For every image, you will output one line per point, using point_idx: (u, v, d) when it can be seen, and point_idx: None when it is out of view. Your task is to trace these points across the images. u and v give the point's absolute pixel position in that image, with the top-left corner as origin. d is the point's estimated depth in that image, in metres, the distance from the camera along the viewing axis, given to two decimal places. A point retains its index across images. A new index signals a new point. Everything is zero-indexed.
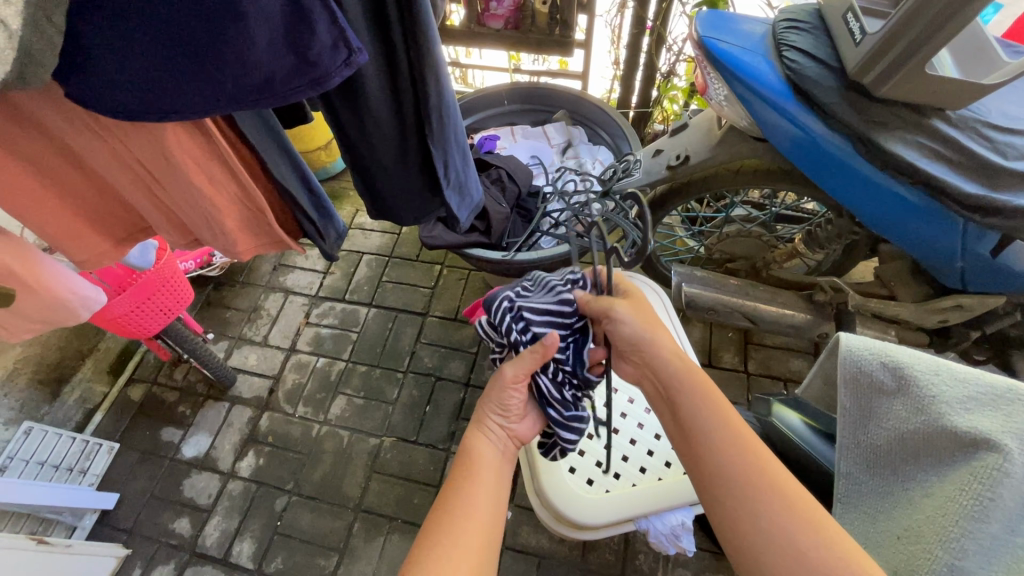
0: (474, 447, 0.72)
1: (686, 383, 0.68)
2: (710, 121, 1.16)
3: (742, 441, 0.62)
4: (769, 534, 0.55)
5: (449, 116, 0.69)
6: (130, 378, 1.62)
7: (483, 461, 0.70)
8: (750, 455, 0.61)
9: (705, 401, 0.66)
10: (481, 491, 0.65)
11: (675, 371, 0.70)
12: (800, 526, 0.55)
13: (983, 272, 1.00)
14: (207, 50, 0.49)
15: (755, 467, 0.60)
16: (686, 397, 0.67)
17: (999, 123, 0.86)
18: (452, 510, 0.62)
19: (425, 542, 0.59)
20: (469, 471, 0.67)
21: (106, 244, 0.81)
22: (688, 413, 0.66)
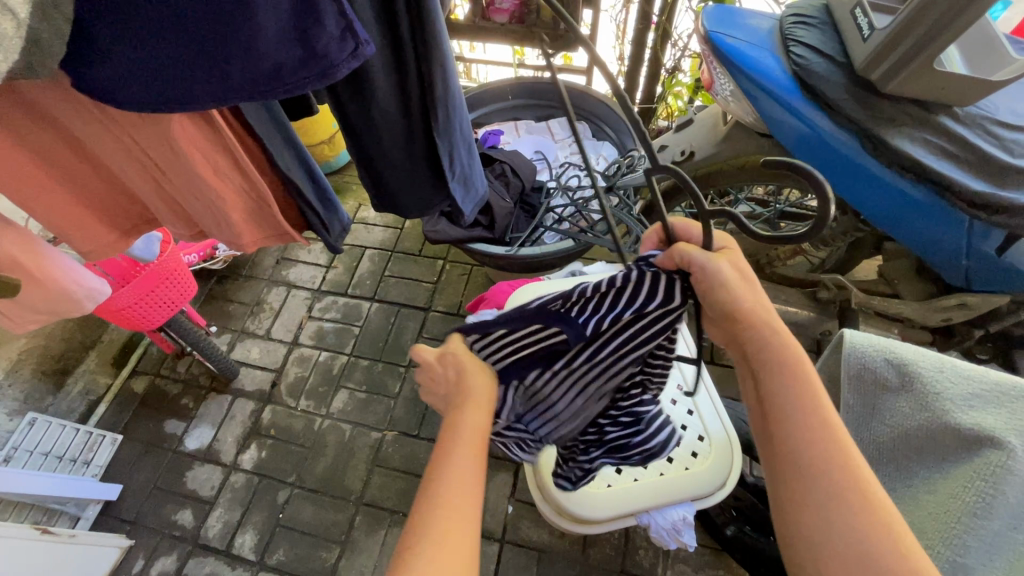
0: (463, 420, 0.58)
1: (780, 357, 0.58)
2: (715, 116, 1.16)
3: (824, 429, 0.54)
4: (837, 542, 0.50)
5: (454, 109, 0.69)
6: (133, 370, 1.62)
7: (469, 434, 0.57)
8: (829, 449, 0.53)
9: (793, 381, 0.57)
10: (468, 474, 0.54)
11: (768, 344, 0.58)
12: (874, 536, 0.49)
13: (987, 270, 0.99)
14: (215, 40, 0.49)
15: (832, 462, 0.52)
16: (776, 373, 0.57)
17: (1007, 121, 0.86)
18: (438, 502, 0.51)
19: (410, 540, 0.49)
20: (451, 449, 0.56)
21: (111, 236, 0.81)
22: (769, 388, 0.57)
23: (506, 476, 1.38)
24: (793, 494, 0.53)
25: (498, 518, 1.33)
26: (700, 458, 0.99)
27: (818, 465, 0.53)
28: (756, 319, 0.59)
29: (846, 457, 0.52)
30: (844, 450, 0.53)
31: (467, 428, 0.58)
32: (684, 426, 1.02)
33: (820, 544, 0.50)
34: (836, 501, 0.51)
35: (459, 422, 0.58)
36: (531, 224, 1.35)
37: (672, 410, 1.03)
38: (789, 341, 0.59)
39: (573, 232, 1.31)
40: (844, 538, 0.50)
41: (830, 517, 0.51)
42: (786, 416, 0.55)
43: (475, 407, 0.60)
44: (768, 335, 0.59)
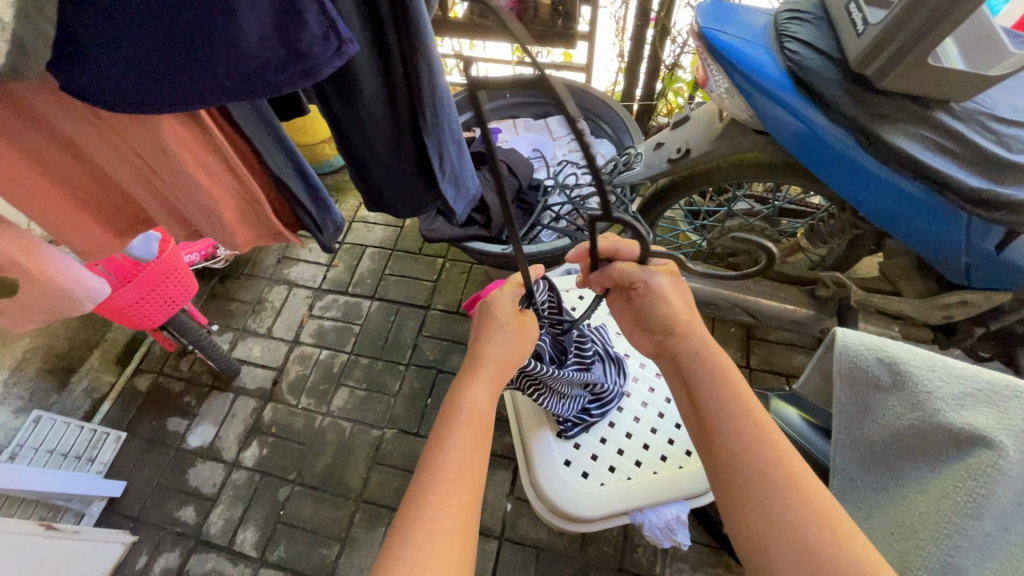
0: (469, 400, 0.65)
1: (712, 366, 0.67)
2: (711, 114, 1.15)
3: (764, 435, 0.59)
4: (788, 543, 0.52)
5: (443, 109, 0.69)
6: (137, 369, 1.64)
7: (471, 413, 0.63)
8: (769, 451, 0.58)
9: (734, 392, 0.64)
10: (467, 456, 0.59)
11: (698, 354, 0.69)
12: (816, 530, 0.52)
13: (987, 267, 0.98)
14: (197, 41, 0.49)
15: (771, 464, 0.57)
16: (719, 385, 0.65)
17: (1005, 116, 0.84)
18: (437, 481, 0.56)
19: (402, 527, 0.53)
20: (451, 430, 0.61)
21: (107, 236, 0.82)
22: (714, 397, 0.64)
23: (505, 473, 1.39)
24: (743, 499, 0.56)
25: (497, 515, 1.33)
26: (694, 456, 0.99)
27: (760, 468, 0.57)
28: (685, 330, 0.71)
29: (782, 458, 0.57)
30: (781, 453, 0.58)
31: (471, 406, 0.64)
32: (677, 424, 1.02)
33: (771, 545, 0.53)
34: (779, 500, 0.55)
35: (465, 400, 0.65)
36: (528, 223, 1.35)
37: (666, 409, 1.04)
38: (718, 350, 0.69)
39: (570, 230, 1.31)
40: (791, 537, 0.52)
41: (778, 517, 0.54)
42: (733, 424, 0.61)
43: (485, 381, 0.68)
44: (699, 343, 0.70)
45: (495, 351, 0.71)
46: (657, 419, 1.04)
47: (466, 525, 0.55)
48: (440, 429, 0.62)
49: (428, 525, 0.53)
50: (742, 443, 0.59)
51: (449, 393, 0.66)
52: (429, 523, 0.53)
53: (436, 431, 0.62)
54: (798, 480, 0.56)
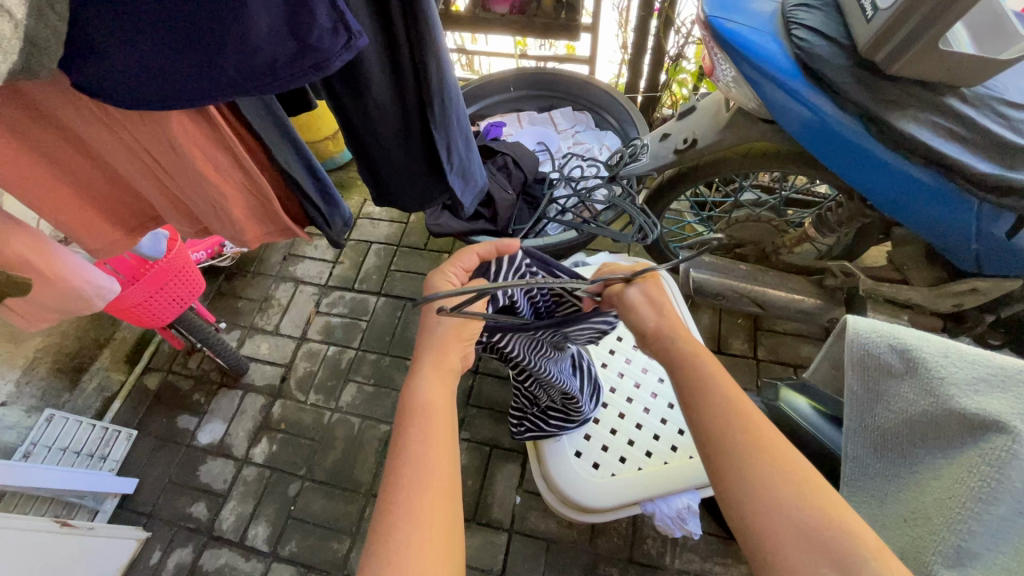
0: (424, 397, 0.65)
1: (685, 354, 0.69)
2: (718, 103, 1.14)
3: (742, 413, 0.61)
4: (779, 527, 0.52)
5: (451, 102, 0.69)
6: (146, 367, 1.66)
7: (429, 409, 0.64)
8: (746, 440, 0.58)
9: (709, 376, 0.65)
10: (429, 454, 0.60)
11: (676, 346, 0.71)
12: (797, 501, 0.53)
13: (997, 254, 0.98)
14: (209, 36, 0.49)
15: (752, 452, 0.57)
16: (694, 370, 0.67)
17: (1017, 101, 0.84)
18: (404, 483, 0.57)
19: (377, 536, 0.54)
20: (413, 430, 0.62)
21: (117, 233, 0.82)
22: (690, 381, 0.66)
23: (514, 467, 1.39)
24: (723, 479, 0.57)
25: (506, 508, 1.34)
26: None
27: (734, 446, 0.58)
28: (661, 331, 0.73)
29: (757, 433, 0.59)
30: (756, 428, 0.59)
31: (425, 405, 0.64)
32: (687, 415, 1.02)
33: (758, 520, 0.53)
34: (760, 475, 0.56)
35: (423, 397, 0.65)
36: (534, 216, 1.34)
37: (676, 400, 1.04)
38: (694, 343, 0.71)
39: (576, 223, 1.30)
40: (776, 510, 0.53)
41: (767, 506, 0.54)
42: (703, 408, 0.63)
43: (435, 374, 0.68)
44: (676, 333, 0.72)
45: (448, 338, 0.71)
46: (667, 410, 1.04)
47: (443, 519, 0.56)
48: (404, 429, 0.62)
49: (400, 528, 0.54)
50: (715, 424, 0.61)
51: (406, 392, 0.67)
52: (400, 526, 0.54)
53: (399, 432, 0.62)
54: (774, 452, 0.57)
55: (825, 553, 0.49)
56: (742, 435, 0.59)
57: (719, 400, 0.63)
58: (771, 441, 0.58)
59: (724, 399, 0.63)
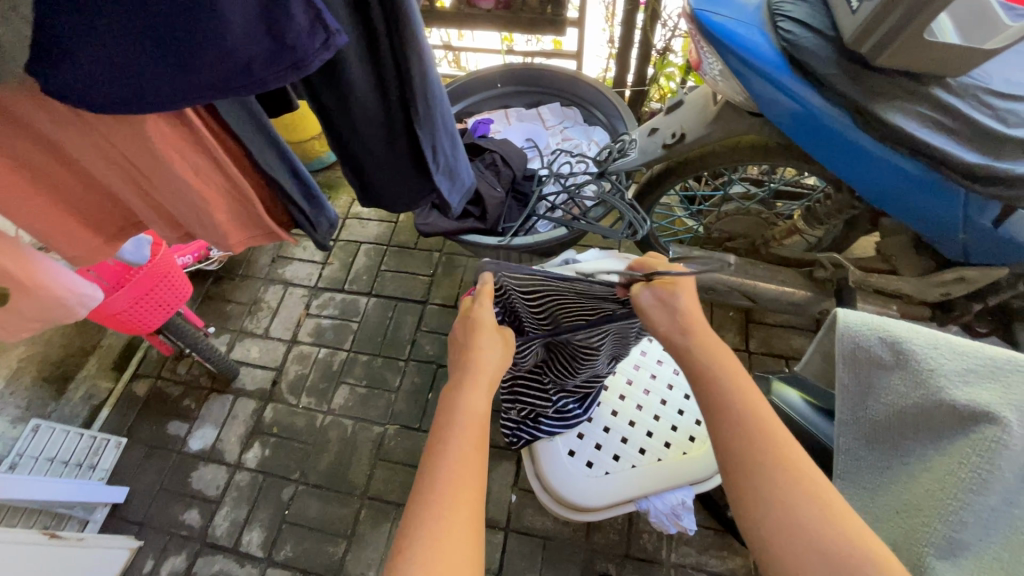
0: (459, 403, 0.65)
1: (699, 350, 0.69)
2: (705, 96, 1.13)
3: (757, 419, 0.61)
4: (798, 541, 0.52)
5: (435, 101, 0.68)
6: (135, 374, 1.63)
7: (466, 415, 0.63)
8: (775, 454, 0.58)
9: (722, 380, 0.65)
10: (464, 455, 0.59)
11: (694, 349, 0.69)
12: (808, 510, 0.53)
13: (987, 242, 0.99)
14: (183, 37, 0.48)
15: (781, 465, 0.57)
16: (707, 371, 0.67)
17: (1001, 90, 0.84)
18: (436, 486, 0.56)
19: (405, 540, 0.52)
20: (446, 435, 0.61)
21: (97, 240, 0.80)
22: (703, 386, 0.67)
23: (509, 465, 1.39)
24: (741, 484, 0.58)
25: (502, 507, 1.34)
26: (698, 442, 0.99)
27: (750, 454, 0.59)
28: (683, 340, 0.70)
29: (771, 439, 0.59)
30: (771, 434, 0.60)
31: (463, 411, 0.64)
32: (680, 411, 1.02)
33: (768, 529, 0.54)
34: (770, 482, 0.56)
35: (455, 404, 0.65)
36: (523, 213, 1.33)
37: (668, 396, 1.04)
38: (713, 339, 0.70)
39: (566, 220, 1.30)
40: (787, 518, 0.54)
41: (788, 519, 0.54)
42: (717, 413, 0.63)
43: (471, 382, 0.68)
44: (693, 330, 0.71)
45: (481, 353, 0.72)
46: (660, 406, 1.04)
47: (473, 523, 0.55)
48: (435, 437, 0.62)
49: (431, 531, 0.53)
50: (729, 431, 0.61)
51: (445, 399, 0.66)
52: (432, 529, 0.53)
53: (432, 439, 0.62)
54: (791, 462, 0.57)
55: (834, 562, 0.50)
56: (758, 441, 0.59)
57: (737, 405, 0.63)
58: (786, 449, 0.59)
59: (740, 406, 0.63)
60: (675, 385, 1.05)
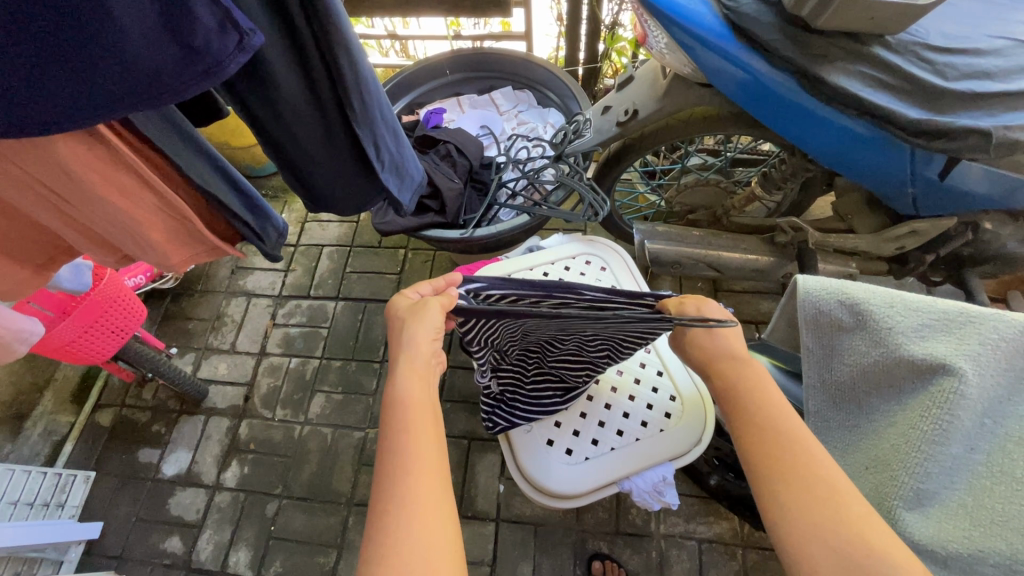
0: (398, 395, 0.63)
1: (723, 362, 0.71)
2: (654, 70, 1.12)
3: (775, 424, 0.62)
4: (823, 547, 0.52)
5: (370, 95, 0.65)
6: (97, 405, 1.56)
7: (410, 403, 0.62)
8: (789, 451, 0.59)
9: (736, 386, 0.68)
10: (417, 445, 0.58)
11: (728, 354, 0.72)
12: (818, 508, 0.54)
13: (931, 195, 1.03)
14: (78, 47, 0.44)
15: (797, 463, 0.58)
16: (726, 380, 0.69)
17: (938, 44, 0.85)
18: (399, 481, 0.55)
19: (373, 546, 0.51)
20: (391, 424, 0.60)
21: (25, 271, 0.76)
22: (723, 398, 0.69)
23: (494, 456, 1.38)
24: (761, 488, 0.59)
25: (491, 498, 1.34)
26: (674, 417, 1.00)
27: (761, 457, 0.61)
28: (719, 357, 0.72)
29: (779, 436, 0.61)
30: (780, 431, 0.61)
31: (405, 401, 0.63)
32: (654, 389, 1.04)
33: (783, 530, 0.55)
34: (781, 480, 0.57)
35: (394, 396, 0.63)
36: (484, 203, 1.31)
37: (641, 374, 1.05)
38: (743, 354, 0.72)
39: (528, 206, 1.28)
40: (796, 518, 0.55)
41: (803, 521, 0.54)
42: (733, 421, 0.66)
43: (404, 369, 0.66)
44: (724, 351, 0.72)
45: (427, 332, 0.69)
46: (634, 385, 1.04)
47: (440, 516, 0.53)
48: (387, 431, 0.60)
49: (396, 532, 0.51)
50: (744, 436, 0.63)
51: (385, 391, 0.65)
52: (393, 527, 0.52)
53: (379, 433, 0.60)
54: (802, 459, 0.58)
55: (845, 559, 0.50)
56: (767, 439, 0.61)
57: (748, 411, 0.65)
58: (797, 444, 0.59)
59: (751, 411, 0.65)
60: (647, 363, 1.07)
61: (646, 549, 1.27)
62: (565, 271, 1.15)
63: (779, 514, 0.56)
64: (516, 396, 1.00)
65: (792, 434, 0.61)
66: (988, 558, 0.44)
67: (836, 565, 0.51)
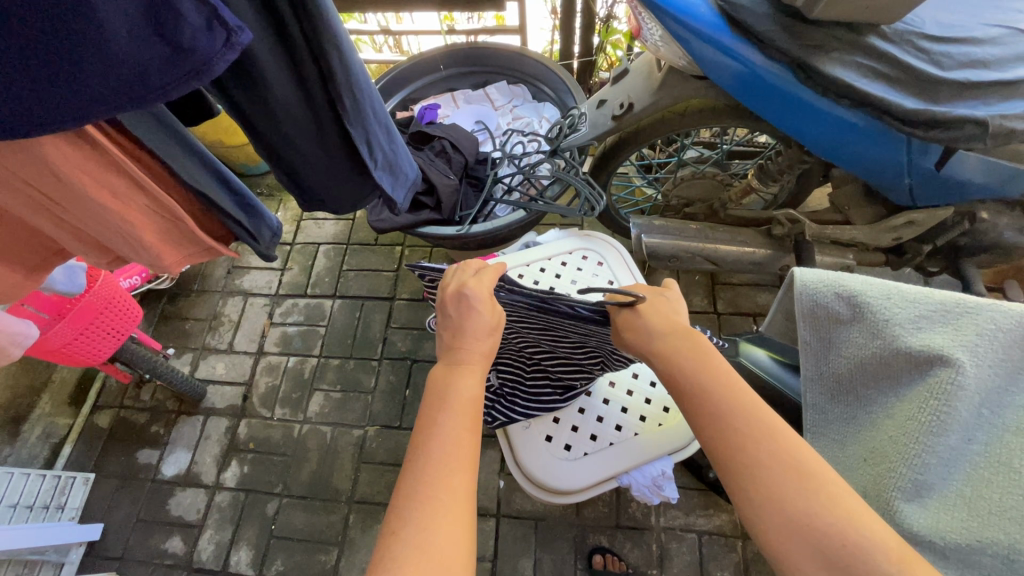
0: (450, 385, 0.63)
1: (665, 347, 0.69)
2: (649, 63, 1.12)
3: (743, 409, 0.59)
4: (803, 539, 0.50)
5: (362, 92, 0.64)
6: (95, 406, 1.55)
7: (458, 401, 0.61)
8: (767, 436, 0.56)
9: (685, 370, 0.65)
10: (454, 432, 0.58)
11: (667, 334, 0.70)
12: (798, 494, 0.51)
13: (929, 184, 1.02)
14: (63, 47, 0.44)
15: (773, 451, 0.55)
16: (673, 367, 0.67)
17: (934, 33, 0.85)
18: (427, 464, 0.55)
19: (394, 539, 0.50)
20: (436, 417, 0.59)
21: (17, 275, 0.75)
22: (674, 384, 0.66)
23: (493, 452, 1.39)
24: (738, 479, 0.55)
25: (491, 494, 1.34)
26: (672, 412, 1.00)
27: (726, 440, 0.58)
28: (659, 340, 0.70)
29: (751, 421, 0.58)
30: (753, 417, 0.58)
31: (454, 392, 0.62)
32: (653, 383, 1.03)
33: (764, 522, 0.52)
34: (762, 470, 0.54)
35: (447, 386, 0.63)
36: (480, 199, 1.31)
37: (639, 368, 1.05)
38: (684, 330, 0.70)
39: (524, 201, 1.27)
40: (777, 510, 0.52)
41: (784, 513, 0.51)
42: (694, 409, 0.62)
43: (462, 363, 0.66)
44: (661, 331, 0.70)
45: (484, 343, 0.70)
46: (632, 380, 1.04)
47: (463, 508, 0.53)
48: (426, 416, 0.60)
49: (421, 514, 0.51)
50: (711, 417, 0.60)
51: (436, 380, 0.65)
52: (423, 510, 0.51)
53: (418, 424, 0.60)
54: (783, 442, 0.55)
55: (832, 554, 0.48)
56: (738, 432, 0.57)
57: (715, 396, 0.61)
58: (770, 428, 0.57)
59: (720, 395, 0.61)
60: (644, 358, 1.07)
61: (646, 542, 1.27)
62: (562, 267, 1.14)
63: (759, 507, 0.53)
64: (514, 392, 0.99)
65: (765, 421, 0.57)
66: (986, 549, 0.44)
67: (818, 560, 0.49)
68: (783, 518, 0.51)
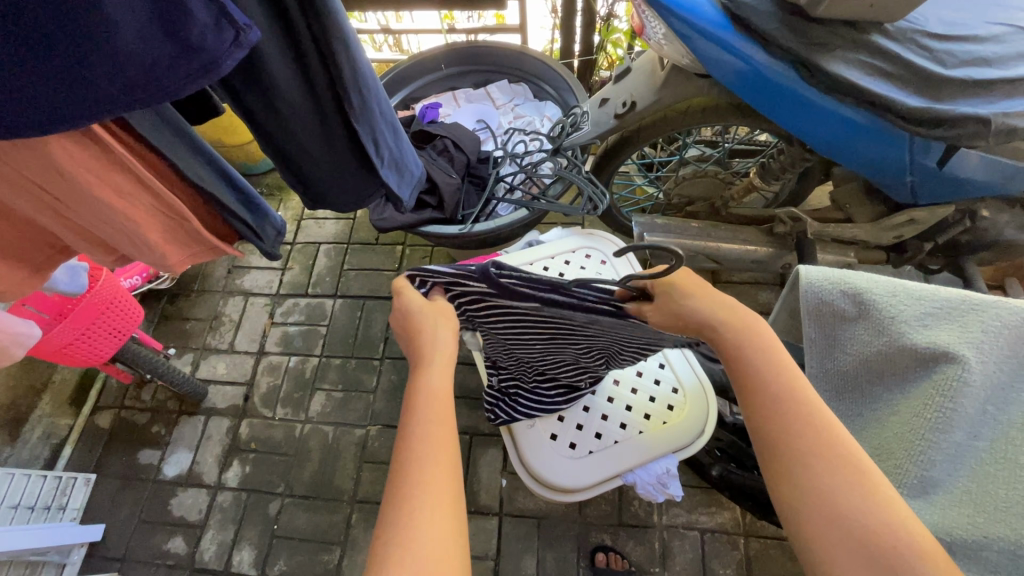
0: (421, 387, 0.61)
1: (719, 325, 0.64)
2: (652, 62, 1.12)
3: (792, 400, 0.56)
4: (846, 538, 0.48)
5: (368, 91, 0.64)
6: (96, 407, 1.55)
7: (428, 400, 0.59)
8: (817, 428, 0.54)
9: (743, 358, 0.62)
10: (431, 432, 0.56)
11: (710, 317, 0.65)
12: (843, 491, 0.49)
13: (932, 183, 1.02)
14: (72, 47, 0.44)
15: (818, 447, 0.52)
16: (738, 344, 0.63)
17: (938, 31, 0.85)
18: (409, 468, 0.53)
19: (378, 545, 0.48)
20: (409, 421, 0.57)
21: (22, 273, 0.75)
22: (734, 361, 0.63)
23: (496, 451, 1.39)
24: (779, 475, 0.54)
25: (494, 493, 1.34)
26: (677, 410, 1.00)
27: (772, 431, 0.56)
28: (703, 321, 0.65)
29: (796, 412, 0.55)
30: (795, 407, 0.55)
31: (424, 391, 0.60)
32: (657, 381, 1.04)
33: (802, 520, 0.51)
34: (803, 466, 0.52)
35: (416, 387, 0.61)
36: (482, 198, 1.30)
37: (643, 367, 1.05)
38: (732, 311, 0.66)
39: (526, 200, 1.28)
40: (821, 507, 0.50)
41: (825, 511, 0.50)
42: (746, 395, 0.60)
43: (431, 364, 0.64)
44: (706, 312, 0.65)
45: (433, 338, 0.66)
46: (636, 378, 1.05)
47: (449, 507, 0.51)
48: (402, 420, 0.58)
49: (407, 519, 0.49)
50: (756, 408, 0.58)
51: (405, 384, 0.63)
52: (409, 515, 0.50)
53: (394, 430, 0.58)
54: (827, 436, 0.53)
55: (874, 554, 0.46)
56: (787, 424, 0.55)
57: (765, 383, 0.59)
58: (821, 422, 0.54)
59: (769, 381, 0.58)
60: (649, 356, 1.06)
61: (649, 540, 1.28)
62: (565, 265, 1.15)
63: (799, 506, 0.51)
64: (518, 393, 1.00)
65: (817, 413, 0.55)
66: (991, 544, 0.44)
67: (861, 561, 0.47)
68: (824, 518, 0.50)
